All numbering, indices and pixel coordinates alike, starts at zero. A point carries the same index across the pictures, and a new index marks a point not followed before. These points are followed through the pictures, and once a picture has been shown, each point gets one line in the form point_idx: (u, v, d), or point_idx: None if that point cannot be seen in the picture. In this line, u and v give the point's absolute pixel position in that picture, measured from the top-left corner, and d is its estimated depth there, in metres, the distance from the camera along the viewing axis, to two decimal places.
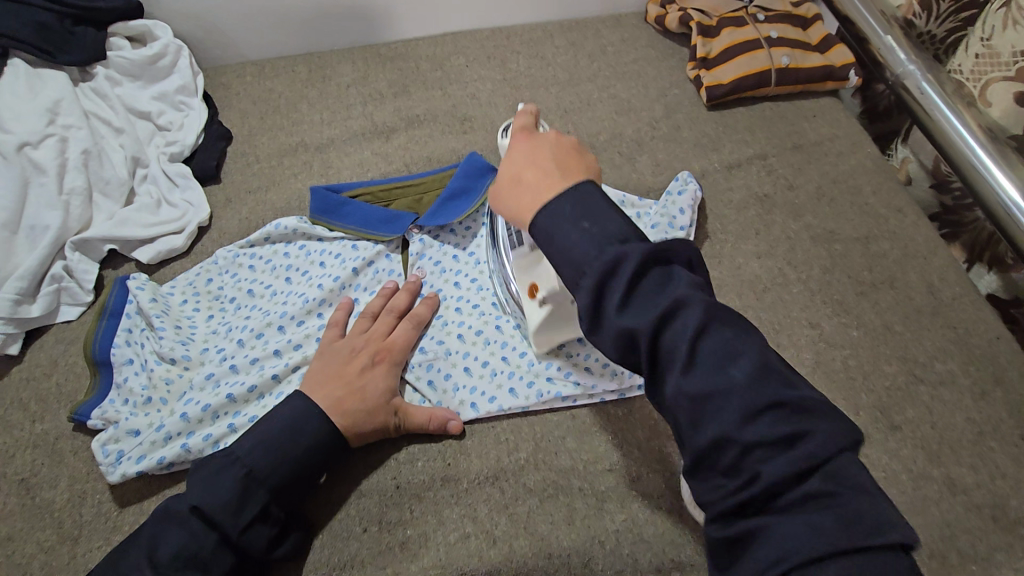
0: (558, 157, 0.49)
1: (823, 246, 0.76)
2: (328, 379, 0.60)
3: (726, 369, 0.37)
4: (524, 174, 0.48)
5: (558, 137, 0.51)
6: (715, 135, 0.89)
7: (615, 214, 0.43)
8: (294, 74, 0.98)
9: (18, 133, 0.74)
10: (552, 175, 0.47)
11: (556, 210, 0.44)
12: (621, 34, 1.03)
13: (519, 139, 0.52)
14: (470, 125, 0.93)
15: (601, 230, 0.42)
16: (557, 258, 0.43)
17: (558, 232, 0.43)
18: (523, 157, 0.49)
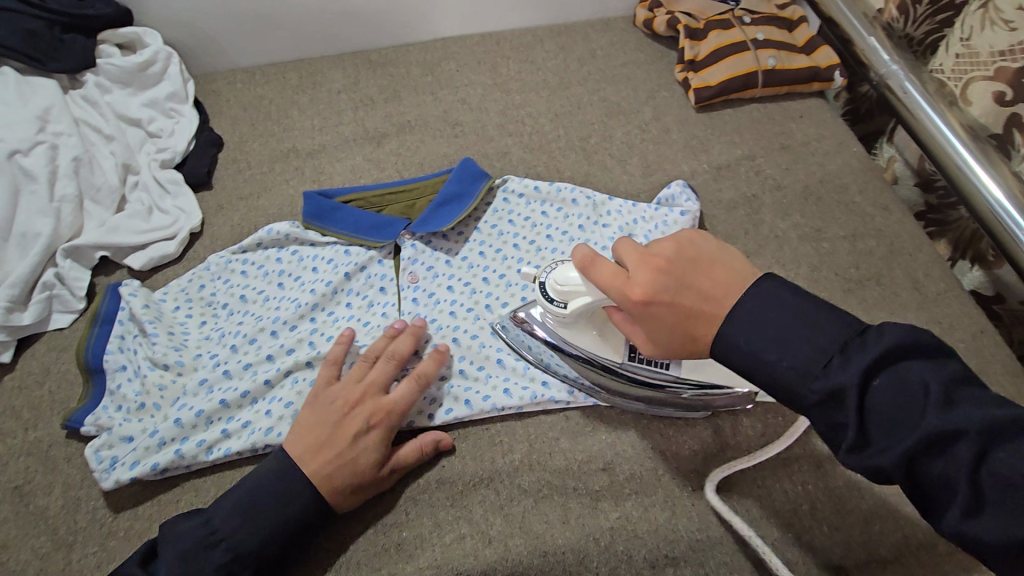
0: (710, 267, 0.48)
1: (810, 245, 0.77)
2: (321, 446, 0.57)
3: (832, 371, 0.41)
4: (694, 308, 0.47)
5: (668, 242, 0.50)
6: (704, 137, 0.90)
7: (806, 323, 0.43)
8: (285, 81, 0.98)
9: (8, 140, 0.74)
10: (723, 294, 0.46)
11: (749, 330, 0.44)
12: (610, 38, 1.04)
13: (632, 264, 0.50)
14: (461, 129, 0.93)
15: (797, 355, 0.42)
16: (763, 378, 0.44)
17: (747, 346, 0.44)
18: (664, 297, 0.47)
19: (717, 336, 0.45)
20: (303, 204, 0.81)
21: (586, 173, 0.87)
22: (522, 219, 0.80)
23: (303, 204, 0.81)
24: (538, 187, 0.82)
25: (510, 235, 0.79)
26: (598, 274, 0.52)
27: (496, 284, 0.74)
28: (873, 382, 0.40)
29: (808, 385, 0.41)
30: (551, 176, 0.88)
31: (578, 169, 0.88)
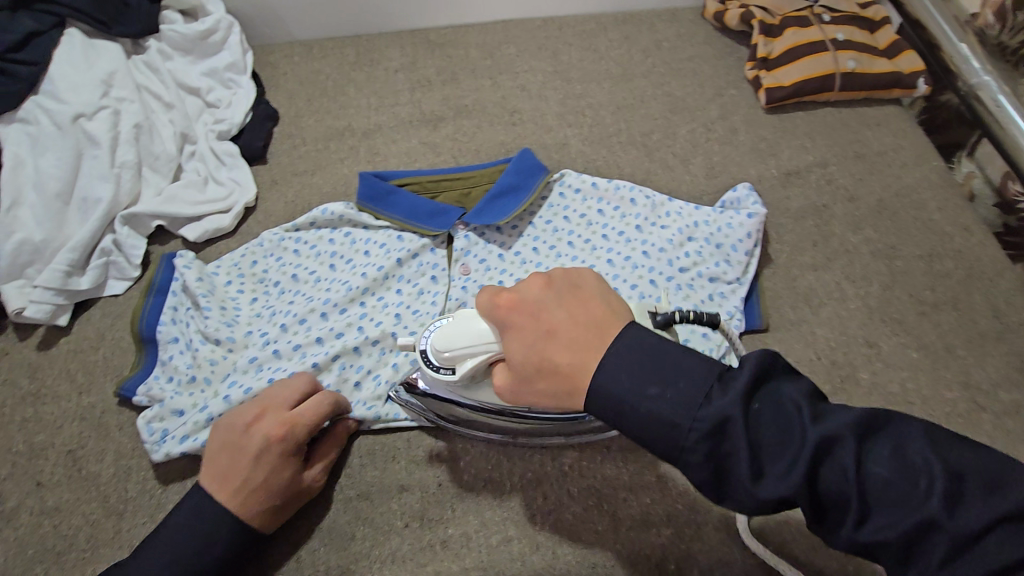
0: (580, 315, 0.43)
1: (883, 262, 0.73)
2: (215, 468, 0.53)
3: (908, 500, 0.33)
4: (556, 359, 0.42)
5: (547, 289, 0.45)
6: (773, 140, 0.86)
7: (684, 360, 0.38)
8: (342, 56, 0.97)
9: (73, 103, 0.74)
10: (590, 342, 0.41)
11: (613, 378, 0.39)
12: (677, 30, 1.00)
13: (513, 314, 0.45)
14: (519, 117, 0.91)
15: (678, 395, 0.37)
16: (640, 430, 0.38)
17: (624, 400, 0.38)
18: (533, 344, 0.43)
19: (757, 470, 0.35)
20: (358, 185, 0.79)
21: (647, 171, 0.84)
22: (577, 216, 0.78)
23: (358, 185, 0.79)
24: (596, 184, 0.79)
25: (565, 232, 0.76)
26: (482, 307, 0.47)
27: None
28: (753, 407, 0.36)
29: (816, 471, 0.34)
30: (609, 171, 0.84)
31: (638, 166, 0.84)
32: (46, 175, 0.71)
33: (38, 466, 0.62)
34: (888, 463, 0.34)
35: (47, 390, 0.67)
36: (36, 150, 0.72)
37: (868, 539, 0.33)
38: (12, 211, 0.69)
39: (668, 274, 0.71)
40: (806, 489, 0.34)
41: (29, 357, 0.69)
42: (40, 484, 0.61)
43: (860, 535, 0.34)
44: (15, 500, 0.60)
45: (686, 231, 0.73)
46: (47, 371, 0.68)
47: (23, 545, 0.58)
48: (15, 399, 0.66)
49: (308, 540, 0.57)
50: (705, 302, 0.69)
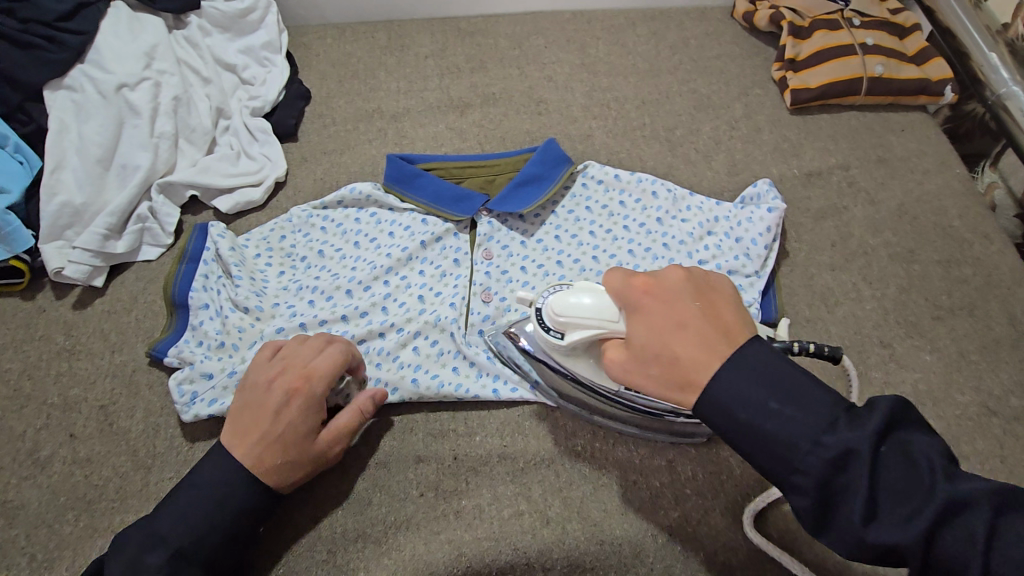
0: (707, 313, 0.44)
1: (901, 265, 0.74)
2: (236, 424, 0.55)
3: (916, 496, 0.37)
4: (679, 352, 0.43)
5: (685, 281, 0.46)
6: (796, 141, 0.86)
7: (812, 389, 0.40)
8: (374, 41, 0.99)
9: (117, 74, 0.77)
10: (713, 343, 0.43)
11: (729, 381, 0.41)
12: (705, 28, 1.01)
13: (647, 299, 0.46)
14: (545, 107, 0.92)
15: (808, 420, 0.39)
16: (751, 442, 0.40)
17: (739, 412, 0.40)
18: (656, 330, 0.45)
19: (869, 510, 0.37)
20: (385, 168, 0.81)
21: (669, 166, 0.85)
22: (599, 207, 0.79)
23: (385, 167, 0.81)
24: (619, 176, 0.80)
25: (586, 222, 0.78)
26: (609, 284, 0.49)
27: (570, 270, 0.74)
28: (880, 451, 0.38)
29: (833, 473, 0.38)
30: (632, 164, 0.86)
31: (661, 160, 0.86)
32: (89, 142, 0.74)
33: (72, 418, 0.65)
34: (901, 466, 0.38)
35: (80, 347, 0.69)
36: (81, 117, 0.75)
37: (878, 539, 0.36)
38: (55, 174, 0.72)
39: (686, 267, 0.72)
40: (824, 481, 0.38)
41: (65, 315, 0.71)
42: (73, 436, 0.64)
43: (869, 534, 0.37)
44: (49, 449, 0.63)
45: (706, 225, 0.75)
46: (81, 329, 0.70)
47: (56, 491, 0.61)
48: (51, 354, 0.69)
49: (327, 503, 0.60)
50: None
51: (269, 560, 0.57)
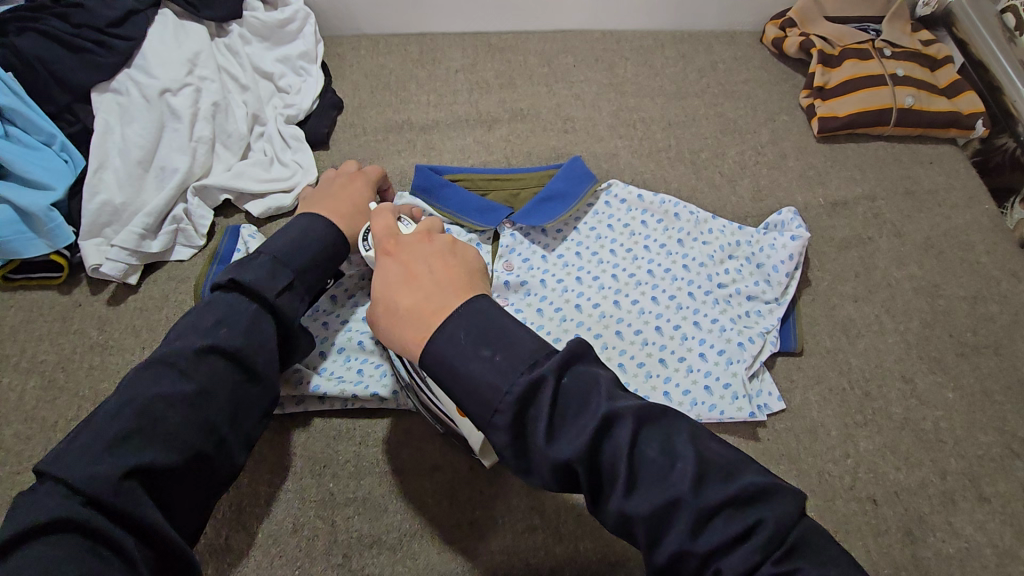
0: (432, 271, 0.49)
1: (925, 299, 0.74)
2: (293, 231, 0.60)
3: (667, 484, 0.39)
4: (401, 302, 0.47)
5: (422, 246, 0.52)
6: (822, 169, 0.86)
7: (519, 334, 0.43)
8: (406, 53, 1.01)
9: (161, 79, 0.79)
10: (431, 292, 0.47)
11: (447, 333, 0.44)
12: (734, 52, 1.01)
13: (388, 262, 0.51)
14: (572, 125, 0.93)
15: (506, 362, 0.42)
16: (456, 386, 0.43)
17: (456, 365, 0.42)
18: (386, 284, 0.49)
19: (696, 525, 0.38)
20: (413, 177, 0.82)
21: (693, 188, 0.85)
22: (621, 225, 0.79)
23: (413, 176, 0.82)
24: (642, 196, 0.80)
25: (607, 240, 0.78)
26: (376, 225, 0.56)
27: (590, 286, 0.74)
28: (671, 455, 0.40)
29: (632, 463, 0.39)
30: (656, 186, 0.86)
31: (685, 183, 0.86)
32: (131, 144, 0.76)
33: None
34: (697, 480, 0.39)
35: (113, 342, 0.72)
36: (125, 119, 0.78)
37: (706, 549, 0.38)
38: (98, 173, 0.75)
39: (706, 290, 0.72)
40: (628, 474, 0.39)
41: (99, 310, 0.74)
42: None
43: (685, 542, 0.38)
44: None
45: (727, 249, 0.75)
46: (114, 325, 0.73)
47: None
48: (84, 348, 0.71)
49: (344, 507, 0.61)
50: (742, 319, 0.70)
51: (286, 560, 0.58)
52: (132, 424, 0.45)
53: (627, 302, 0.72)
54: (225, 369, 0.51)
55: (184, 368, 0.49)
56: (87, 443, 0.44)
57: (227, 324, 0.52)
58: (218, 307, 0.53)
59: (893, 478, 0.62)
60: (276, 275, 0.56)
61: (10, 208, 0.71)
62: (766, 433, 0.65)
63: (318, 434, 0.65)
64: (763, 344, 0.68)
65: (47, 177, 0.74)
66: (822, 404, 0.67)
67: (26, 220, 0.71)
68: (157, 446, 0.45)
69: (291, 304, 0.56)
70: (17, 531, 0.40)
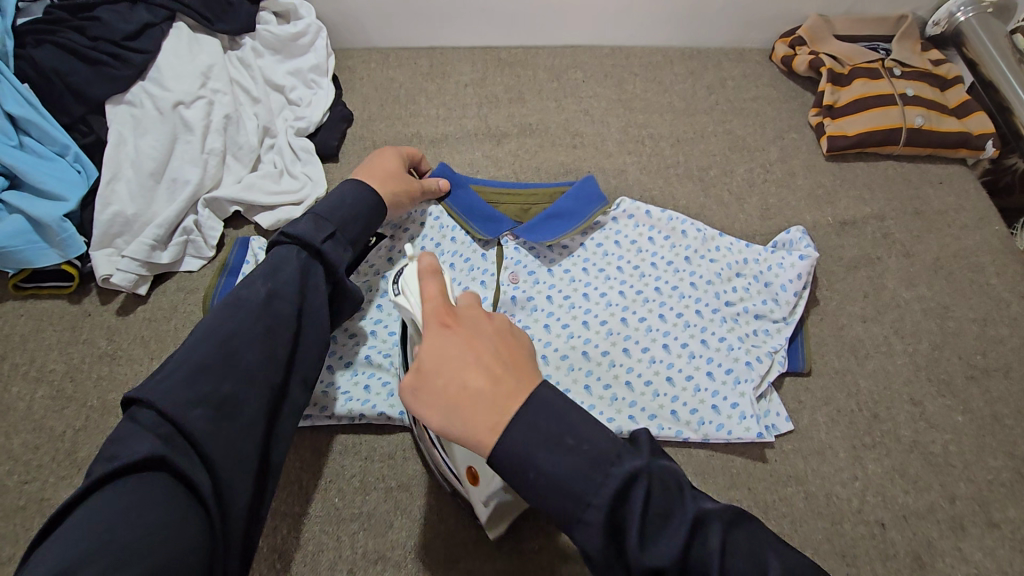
0: (500, 351, 0.43)
1: (935, 320, 0.73)
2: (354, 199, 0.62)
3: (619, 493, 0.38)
4: (470, 382, 0.41)
5: (486, 318, 0.45)
6: (831, 188, 0.86)
7: (586, 425, 0.40)
8: (416, 67, 1.01)
9: (174, 92, 0.80)
10: (500, 373, 0.41)
11: (522, 429, 0.39)
12: (742, 69, 1.02)
13: (447, 336, 0.44)
14: (580, 140, 0.93)
15: (590, 452, 0.38)
16: (531, 485, 0.39)
17: (530, 461, 0.39)
18: (447, 358, 0.42)
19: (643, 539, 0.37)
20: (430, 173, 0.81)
21: (701, 206, 0.86)
22: (628, 242, 0.79)
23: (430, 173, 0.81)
24: (649, 212, 0.80)
25: (614, 257, 0.78)
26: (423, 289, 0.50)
27: (597, 303, 0.74)
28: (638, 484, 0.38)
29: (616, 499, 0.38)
30: (664, 202, 0.86)
31: (693, 200, 0.86)
32: (144, 156, 0.77)
33: (109, 422, 0.67)
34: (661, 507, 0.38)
35: (122, 352, 0.72)
36: (138, 132, 0.79)
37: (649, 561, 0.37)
38: (110, 185, 0.76)
39: (713, 308, 0.72)
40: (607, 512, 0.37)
41: (108, 320, 0.74)
42: None
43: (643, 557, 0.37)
44: (86, 450, 0.65)
45: (735, 267, 0.75)
46: (123, 335, 0.73)
47: None
48: (93, 358, 0.71)
49: (349, 523, 0.60)
50: (749, 339, 0.70)
51: None
52: (207, 360, 0.47)
53: (634, 320, 0.72)
54: (289, 310, 0.53)
55: (253, 310, 0.51)
56: (159, 382, 0.45)
57: (285, 269, 0.54)
58: (277, 259, 0.55)
59: (901, 503, 0.62)
60: (321, 227, 0.58)
61: (23, 218, 0.72)
62: (773, 454, 0.64)
63: (323, 448, 0.65)
64: (771, 364, 0.68)
65: (59, 187, 0.74)
66: (830, 425, 0.66)
67: (39, 230, 0.72)
68: (232, 383, 0.47)
69: (338, 252, 0.58)
70: (112, 464, 0.41)
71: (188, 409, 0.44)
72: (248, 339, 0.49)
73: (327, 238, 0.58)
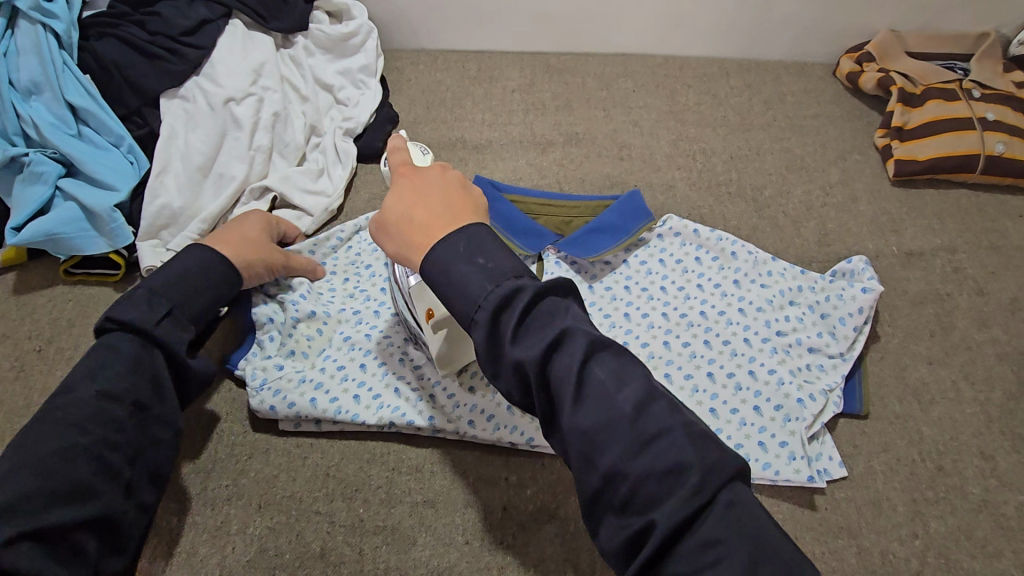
0: (450, 197, 0.47)
1: (1010, 367, 0.67)
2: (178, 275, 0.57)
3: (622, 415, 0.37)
4: (414, 215, 0.46)
5: (441, 174, 0.49)
6: (897, 216, 0.81)
7: (513, 263, 0.41)
8: (464, 70, 1.00)
9: (227, 87, 0.81)
10: (441, 211, 0.45)
11: (449, 241, 0.42)
12: (804, 84, 0.97)
13: (401, 182, 0.49)
14: (628, 152, 0.90)
15: (499, 270, 0.41)
16: (454, 295, 0.41)
17: (453, 269, 0.41)
18: (401, 200, 0.47)
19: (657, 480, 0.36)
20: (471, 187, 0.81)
21: (754, 227, 0.81)
22: (673, 261, 0.75)
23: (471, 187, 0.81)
24: (697, 230, 0.76)
25: (658, 276, 0.74)
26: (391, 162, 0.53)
27: (639, 323, 0.71)
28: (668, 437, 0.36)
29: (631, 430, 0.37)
30: (714, 222, 0.82)
31: (746, 221, 0.82)
32: (194, 150, 0.78)
33: None
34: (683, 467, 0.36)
35: None
36: (190, 125, 0.80)
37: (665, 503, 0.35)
38: (161, 177, 0.77)
39: (763, 337, 0.68)
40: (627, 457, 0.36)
41: None
42: None
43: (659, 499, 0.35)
44: None
45: (789, 294, 0.70)
46: None
47: None
48: None
49: (373, 536, 0.59)
50: (802, 373, 0.65)
51: None
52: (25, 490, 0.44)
53: (677, 344, 0.69)
54: (125, 413, 0.50)
55: (79, 418, 0.48)
56: None
57: (102, 371, 0.50)
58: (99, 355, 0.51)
59: (966, 567, 0.56)
60: (156, 307, 0.54)
61: (76, 206, 0.73)
62: (826, 501, 0.60)
63: (351, 455, 0.64)
64: (825, 404, 0.63)
65: (112, 178, 0.76)
66: (888, 474, 0.61)
67: (91, 218, 0.74)
68: (59, 502, 0.45)
69: (174, 333, 0.55)
70: None
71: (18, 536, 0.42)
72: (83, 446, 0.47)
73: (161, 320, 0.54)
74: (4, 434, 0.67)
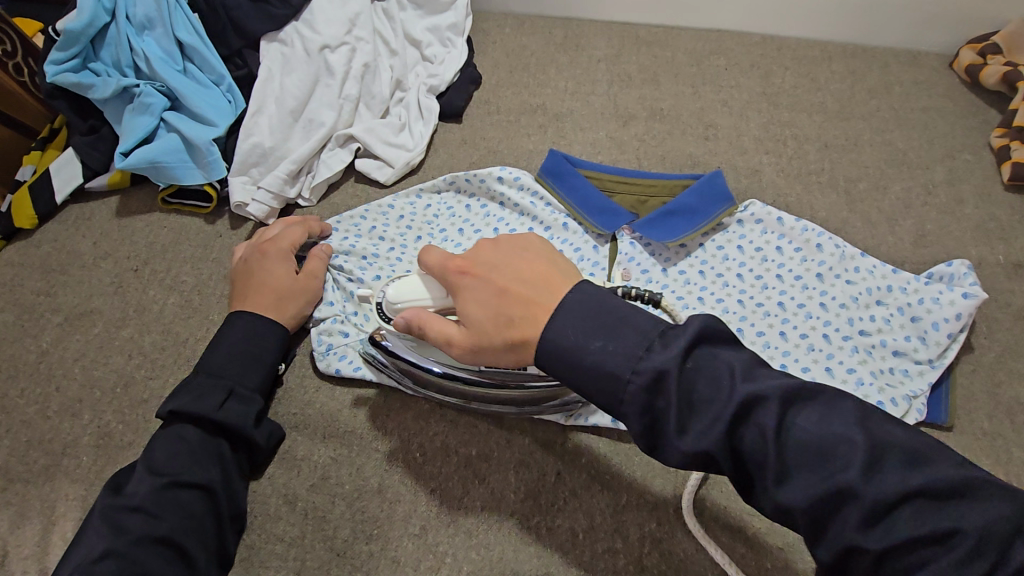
0: (525, 268, 0.47)
1: None
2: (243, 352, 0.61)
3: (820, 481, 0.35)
4: (508, 311, 0.45)
5: (495, 250, 0.50)
6: (1007, 223, 0.75)
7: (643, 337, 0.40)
8: (550, 36, 0.99)
9: (323, 35, 0.83)
10: (513, 292, 0.46)
11: (567, 318, 0.42)
12: (914, 75, 0.90)
13: (468, 281, 0.49)
14: (713, 132, 0.87)
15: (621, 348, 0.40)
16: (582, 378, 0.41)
17: (586, 345, 0.41)
18: (485, 300, 0.47)
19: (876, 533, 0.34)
20: (546, 160, 0.80)
21: (844, 221, 0.77)
22: (752, 248, 0.72)
23: (546, 159, 0.80)
24: (781, 219, 0.73)
25: (734, 262, 0.72)
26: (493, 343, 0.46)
27: (712, 308, 0.69)
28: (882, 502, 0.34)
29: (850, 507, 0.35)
30: (801, 211, 0.78)
31: (835, 213, 0.78)
32: (288, 94, 0.81)
33: None
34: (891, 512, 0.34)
35: None
36: (286, 70, 0.82)
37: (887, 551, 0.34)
38: (255, 117, 0.80)
39: (844, 334, 0.65)
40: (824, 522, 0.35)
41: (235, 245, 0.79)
42: None
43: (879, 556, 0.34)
44: None
45: (877, 293, 0.67)
46: None
47: None
48: (219, 276, 0.77)
49: (429, 480, 0.61)
50: (884, 376, 0.62)
51: (367, 517, 0.59)
52: (144, 501, 0.51)
53: (751, 333, 0.66)
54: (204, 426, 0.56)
55: (173, 434, 0.56)
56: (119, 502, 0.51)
57: (193, 400, 0.56)
58: (167, 439, 0.55)
59: None
60: (207, 390, 0.57)
61: (178, 137, 0.78)
62: None
63: (411, 402, 0.66)
64: (906, 407, 0.60)
65: (211, 112, 0.79)
66: None
67: (190, 151, 0.78)
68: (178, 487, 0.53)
69: (234, 408, 0.58)
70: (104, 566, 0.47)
71: (146, 543, 0.49)
72: (165, 437, 0.56)
73: (212, 403, 0.57)
74: (102, 342, 0.72)
